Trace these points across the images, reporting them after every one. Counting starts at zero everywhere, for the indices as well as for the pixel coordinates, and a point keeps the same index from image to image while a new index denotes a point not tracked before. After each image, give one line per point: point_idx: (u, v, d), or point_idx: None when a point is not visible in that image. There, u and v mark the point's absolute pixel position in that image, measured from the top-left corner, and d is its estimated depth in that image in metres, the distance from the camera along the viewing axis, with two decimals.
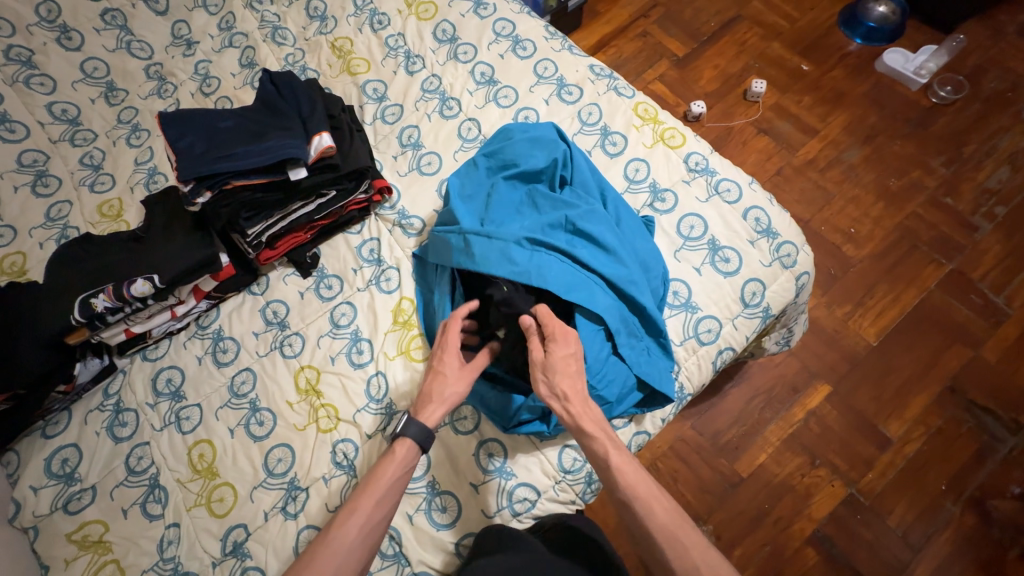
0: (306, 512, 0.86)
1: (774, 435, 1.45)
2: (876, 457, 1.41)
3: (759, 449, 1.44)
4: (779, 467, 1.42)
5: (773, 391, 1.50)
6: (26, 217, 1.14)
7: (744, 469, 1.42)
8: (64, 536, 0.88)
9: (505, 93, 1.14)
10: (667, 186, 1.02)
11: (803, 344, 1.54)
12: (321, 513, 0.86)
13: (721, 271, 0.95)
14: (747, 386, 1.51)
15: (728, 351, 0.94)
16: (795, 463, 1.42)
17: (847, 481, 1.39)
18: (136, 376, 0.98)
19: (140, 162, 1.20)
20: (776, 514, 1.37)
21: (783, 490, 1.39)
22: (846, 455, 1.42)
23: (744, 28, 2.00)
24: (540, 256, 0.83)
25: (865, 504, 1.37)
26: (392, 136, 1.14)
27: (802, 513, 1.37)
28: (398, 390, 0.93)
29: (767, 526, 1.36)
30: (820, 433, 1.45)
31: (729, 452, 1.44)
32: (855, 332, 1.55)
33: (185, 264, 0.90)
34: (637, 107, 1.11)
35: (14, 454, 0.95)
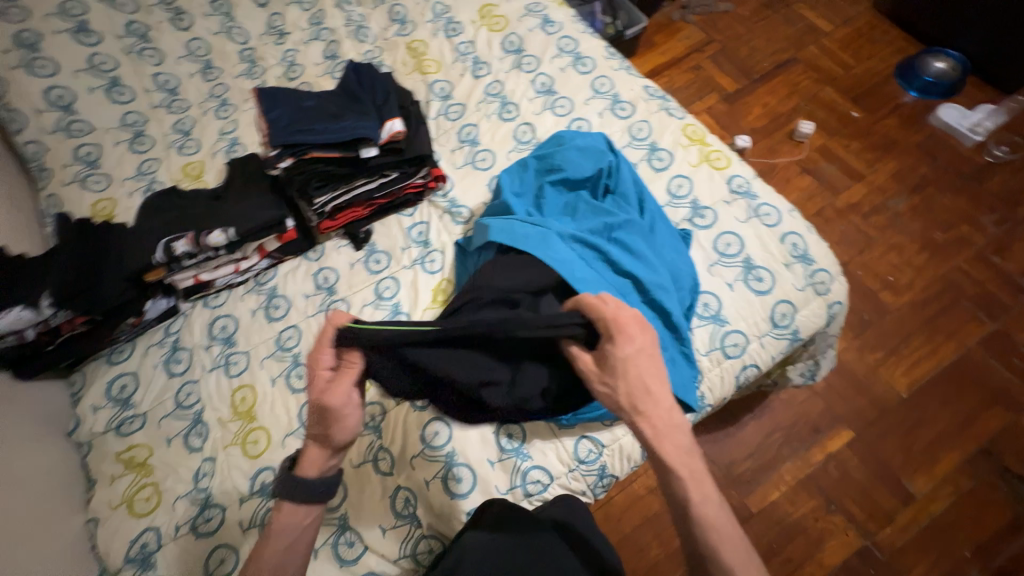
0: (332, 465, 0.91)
1: (790, 473, 1.42)
2: (898, 511, 1.36)
3: (773, 485, 1.41)
4: (792, 507, 1.39)
5: (794, 428, 1.47)
6: (121, 169, 1.27)
7: (755, 504, 1.39)
8: (113, 454, 0.96)
9: (561, 103, 1.22)
10: (708, 205, 1.06)
11: (829, 385, 1.52)
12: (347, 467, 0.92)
13: (753, 289, 0.97)
14: (766, 421, 1.49)
15: (752, 369, 0.95)
16: (810, 505, 1.38)
17: (863, 532, 1.35)
18: (196, 319, 1.07)
19: (225, 132, 1.32)
20: (785, 555, 1.33)
21: (795, 531, 1.36)
22: (865, 504, 1.38)
23: (797, 70, 2.04)
24: (579, 254, 0.87)
25: (881, 558, 1.32)
26: (452, 131, 1.22)
27: (813, 558, 1.33)
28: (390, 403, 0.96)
29: (775, 565, 1.32)
30: (840, 479, 1.41)
31: (741, 484, 1.41)
32: (886, 380, 1.52)
33: (258, 221, 1.00)
34: (686, 128, 1.16)
35: (81, 375, 1.05)
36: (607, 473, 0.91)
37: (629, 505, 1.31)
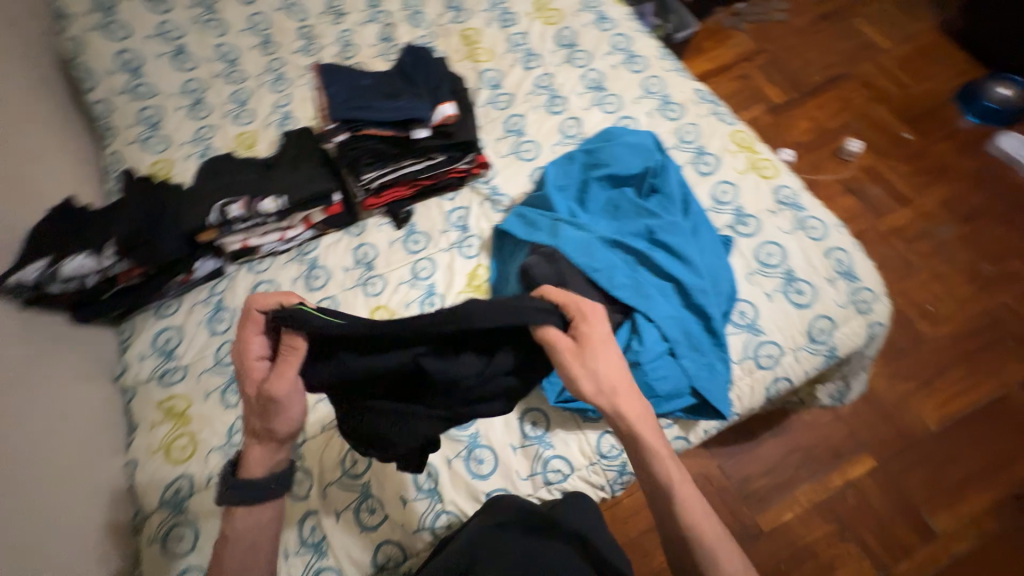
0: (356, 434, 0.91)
1: (805, 496, 1.39)
2: (917, 547, 1.32)
3: (787, 507, 1.38)
4: (804, 530, 1.36)
5: (815, 451, 1.44)
6: (180, 133, 1.33)
7: (766, 524, 1.37)
8: (155, 402, 1.01)
9: (610, 100, 1.22)
10: (752, 212, 1.05)
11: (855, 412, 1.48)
12: None
13: (793, 302, 0.95)
14: (785, 440, 1.46)
15: (783, 382, 0.94)
16: (823, 530, 1.35)
17: (877, 563, 1.31)
18: (239, 282, 1.11)
19: (279, 105, 1.37)
20: None
21: (805, 555, 1.33)
22: (881, 536, 1.34)
23: (849, 87, 1.99)
24: (615, 253, 0.88)
25: None
26: (498, 120, 1.24)
27: None
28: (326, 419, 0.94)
29: None
30: (857, 508, 1.37)
31: (754, 502, 1.39)
32: (915, 411, 1.47)
33: (308, 192, 1.04)
34: (736, 135, 1.15)
35: (129, 326, 1.10)
36: (627, 471, 0.90)
37: (637, 510, 1.30)
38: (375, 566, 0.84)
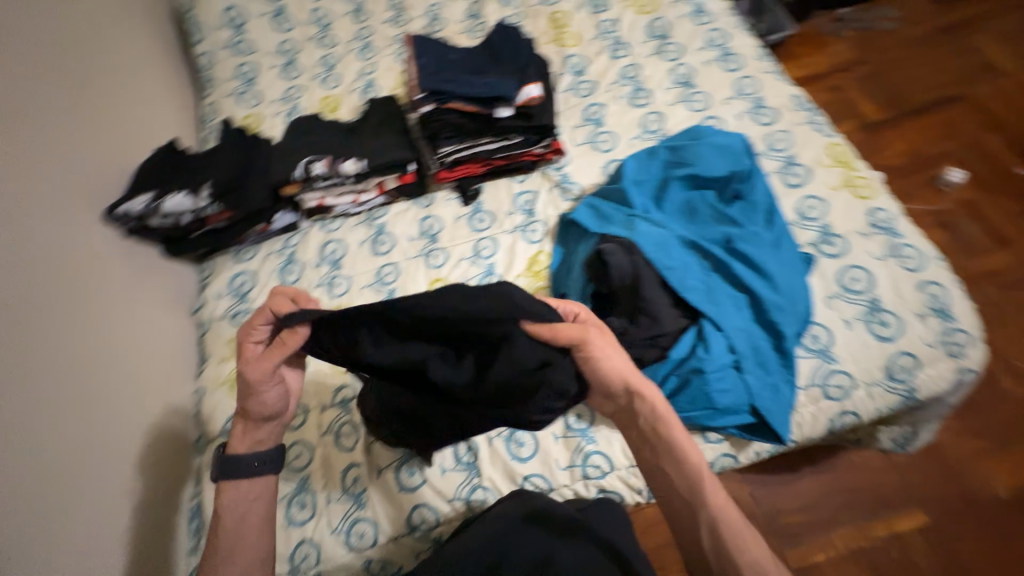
0: None
1: (842, 540, 1.26)
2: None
3: (820, 547, 1.26)
4: None
5: (859, 496, 1.30)
6: (271, 90, 1.40)
7: (794, 560, 1.25)
8: (226, 339, 1.07)
9: (698, 98, 1.17)
10: (841, 232, 0.98)
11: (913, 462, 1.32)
12: None
13: (874, 333, 0.89)
14: (828, 478, 1.32)
15: (850, 416, 0.88)
16: None
17: None
18: (311, 237, 1.16)
19: (364, 72, 1.41)
20: None
21: None
22: None
23: (959, 111, 1.80)
24: (688, 256, 0.85)
25: None
26: (578, 107, 1.21)
27: None
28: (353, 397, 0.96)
29: None
30: (900, 563, 1.22)
31: (785, 536, 1.28)
32: (983, 473, 1.29)
33: (387, 158, 1.07)
34: (832, 148, 1.07)
35: (210, 265, 1.18)
36: None
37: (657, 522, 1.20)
38: (410, 526, 0.85)
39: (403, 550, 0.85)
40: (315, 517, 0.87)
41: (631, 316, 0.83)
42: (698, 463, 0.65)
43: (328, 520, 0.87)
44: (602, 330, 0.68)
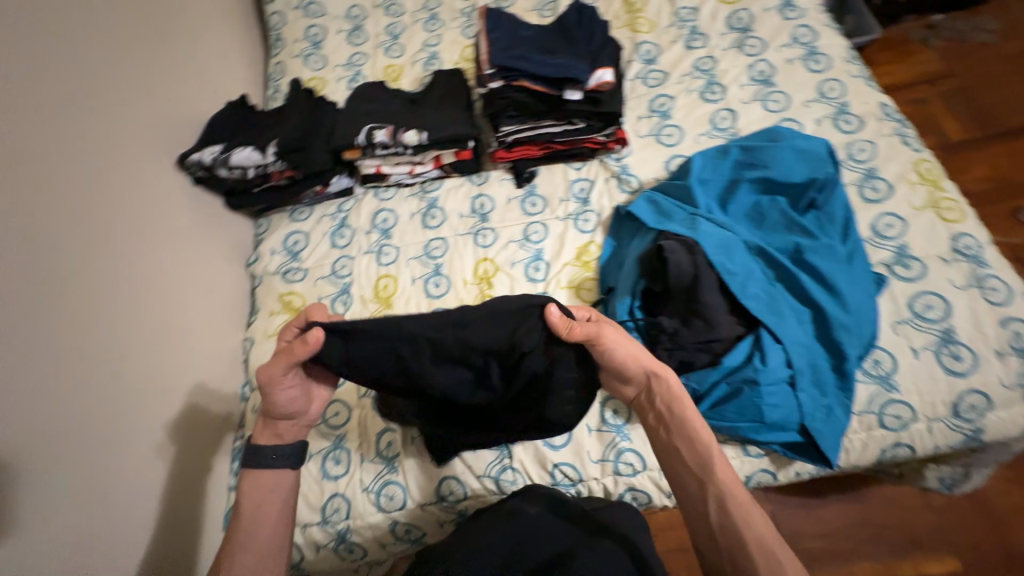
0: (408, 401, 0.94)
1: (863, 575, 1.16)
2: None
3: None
4: None
5: (886, 532, 1.19)
6: (336, 55, 1.41)
7: None
8: (276, 294, 1.11)
9: (776, 98, 1.10)
10: (919, 255, 0.91)
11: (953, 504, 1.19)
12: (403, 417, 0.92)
13: (943, 366, 0.83)
14: (856, 507, 1.22)
15: (904, 450, 0.82)
16: None
17: None
18: (364, 205, 1.17)
19: (428, 44, 1.39)
20: None
21: None
22: None
23: None
24: (751, 263, 0.81)
25: None
26: (645, 97, 1.17)
27: None
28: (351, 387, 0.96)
29: None
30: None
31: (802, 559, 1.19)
32: None
33: (448, 133, 1.06)
34: (919, 163, 0.99)
35: (266, 222, 1.22)
36: None
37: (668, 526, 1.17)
38: (438, 496, 0.87)
39: (427, 518, 0.88)
40: (349, 474, 0.90)
41: (684, 318, 0.81)
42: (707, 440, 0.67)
43: (360, 478, 0.90)
44: (614, 324, 0.71)
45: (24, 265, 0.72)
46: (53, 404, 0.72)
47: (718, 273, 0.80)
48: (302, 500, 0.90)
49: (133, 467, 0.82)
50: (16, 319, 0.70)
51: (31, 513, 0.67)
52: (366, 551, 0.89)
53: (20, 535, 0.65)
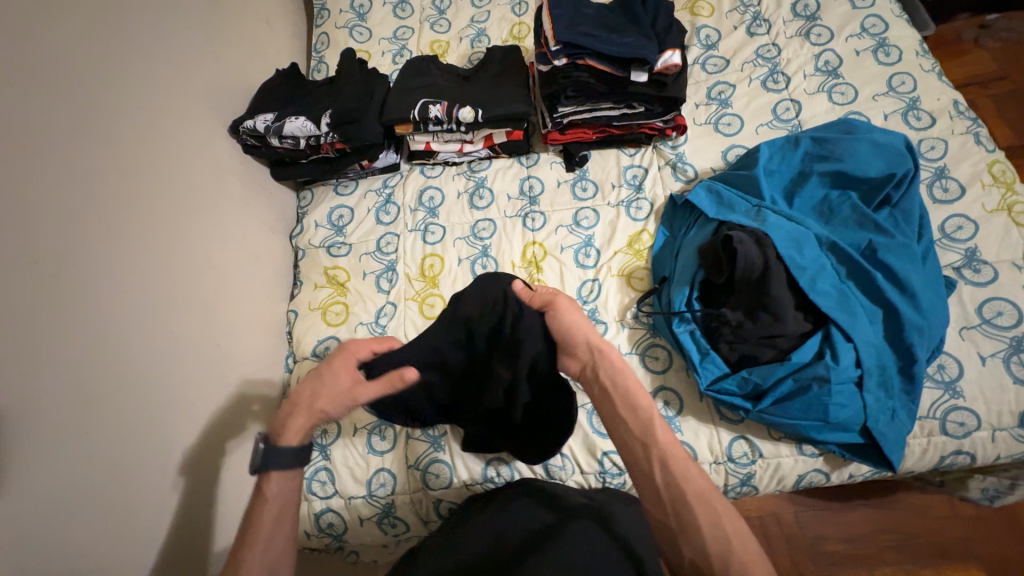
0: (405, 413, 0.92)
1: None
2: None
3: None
4: None
5: (913, 541, 1.12)
6: (381, 28, 1.37)
7: None
8: (321, 268, 1.10)
9: (842, 90, 1.06)
10: (989, 260, 0.88)
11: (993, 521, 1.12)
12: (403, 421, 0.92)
13: (1012, 374, 0.80)
14: (882, 514, 1.15)
15: (964, 457, 0.80)
16: None
17: None
18: (410, 182, 1.15)
19: (476, 20, 1.34)
20: None
21: None
22: None
23: None
24: (822, 258, 0.79)
25: None
26: (704, 84, 1.13)
27: None
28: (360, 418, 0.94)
29: None
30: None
31: (820, 558, 1.13)
32: None
33: (504, 111, 1.03)
34: (994, 165, 0.95)
35: (309, 194, 1.21)
36: (750, 483, 0.83)
37: None
38: (484, 477, 0.87)
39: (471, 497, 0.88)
40: (395, 449, 0.91)
41: (748, 311, 0.80)
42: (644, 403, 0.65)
43: (406, 455, 0.90)
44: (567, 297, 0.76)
45: (86, 218, 0.72)
46: (114, 358, 0.72)
47: (787, 267, 0.78)
48: (347, 473, 0.90)
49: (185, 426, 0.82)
50: (79, 272, 0.70)
51: (91, 463, 0.67)
52: (408, 526, 0.90)
53: (83, 485, 0.66)
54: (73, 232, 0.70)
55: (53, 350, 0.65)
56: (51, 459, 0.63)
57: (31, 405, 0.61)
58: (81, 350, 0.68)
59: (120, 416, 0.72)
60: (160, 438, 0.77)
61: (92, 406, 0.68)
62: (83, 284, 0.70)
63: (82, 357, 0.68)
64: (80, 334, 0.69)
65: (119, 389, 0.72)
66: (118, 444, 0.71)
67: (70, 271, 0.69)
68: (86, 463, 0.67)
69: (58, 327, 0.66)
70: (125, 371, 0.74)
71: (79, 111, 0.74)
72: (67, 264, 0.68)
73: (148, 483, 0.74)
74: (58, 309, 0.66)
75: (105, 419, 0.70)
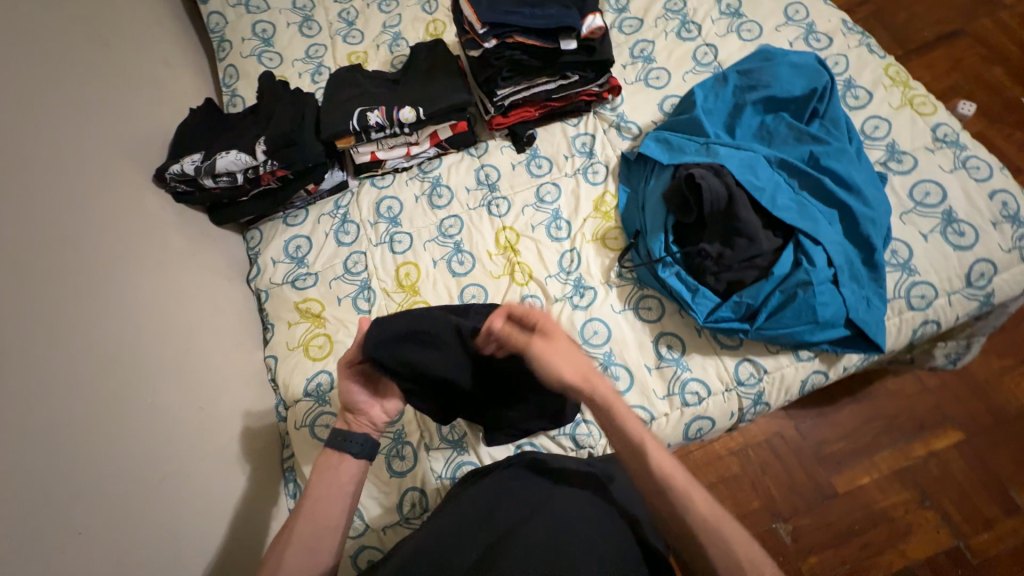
0: (418, 423, 0.89)
1: (884, 462, 1.14)
2: (998, 520, 1.06)
3: (863, 469, 1.14)
4: (882, 499, 1.11)
5: (896, 420, 1.17)
6: (291, 50, 1.29)
7: (841, 484, 1.13)
8: (291, 304, 1.03)
9: (748, 27, 1.14)
10: (907, 149, 0.98)
11: (967, 382, 1.18)
12: (417, 436, 0.89)
13: (951, 243, 0.90)
14: (868, 405, 1.19)
15: (932, 325, 0.89)
16: (901, 495, 1.11)
17: (953, 529, 1.07)
18: (364, 197, 1.11)
19: (388, 25, 1.30)
20: (866, 538, 1.08)
21: (879, 519, 1.10)
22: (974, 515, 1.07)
23: (961, 45, 1.43)
24: (776, 176, 0.85)
25: (972, 563, 1.04)
26: (625, 45, 1.18)
27: (896, 546, 1.07)
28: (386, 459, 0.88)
29: (854, 546, 1.08)
30: (940, 479, 1.11)
31: (829, 460, 1.15)
32: (1012, 391, 1.16)
33: (445, 104, 1.02)
34: (888, 68, 1.06)
35: (257, 232, 1.13)
36: (762, 401, 0.86)
37: (707, 463, 1.17)
38: None
39: None
40: (416, 466, 0.87)
41: (724, 240, 0.84)
42: (637, 428, 0.67)
43: (431, 467, 0.86)
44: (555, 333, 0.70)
45: (31, 297, 0.66)
46: (100, 438, 0.67)
47: (748, 190, 0.83)
48: (373, 502, 0.86)
49: (196, 492, 0.77)
50: (41, 355, 0.64)
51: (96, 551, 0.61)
52: None
53: None
54: (25, 314, 0.64)
55: (35, 441, 0.59)
56: (63, 557, 0.57)
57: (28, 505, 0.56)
58: (66, 436, 0.63)
59: (115, 494, 0.66)
60: (170, 510, 0.72)
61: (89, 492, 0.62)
62: (47, 363, 0.64)
63: (66, 443, 0.63)
64: (58, 419, 0.63)
65: (113, 468, 0.67)
66: (120, 525, 0.65)
67: (29, 354, 0.62)
68: (102, 552, 0.62)
69: (27, 411, 0.60)
70: (108, 447, 0.67)
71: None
72: (27, 347, 0.63)
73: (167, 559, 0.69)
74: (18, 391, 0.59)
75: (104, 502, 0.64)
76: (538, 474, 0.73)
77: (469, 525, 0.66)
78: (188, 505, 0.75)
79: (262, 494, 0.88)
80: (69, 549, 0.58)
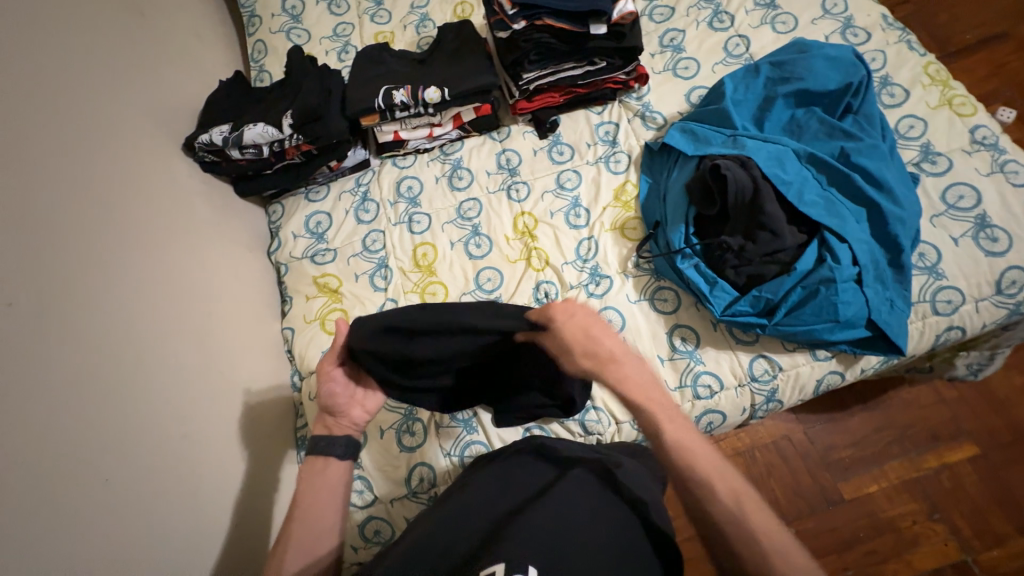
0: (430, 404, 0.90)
1: (895, 472, 1.12)
2: (1009, 537, 1.04)
3: (872, 478, 1.12)
4: (889, 509, 1.10)
5: (909, 431, 1.15)
6: (319, 27, 1.30)
7: (848, 491, 1.12)
8: (310, 278, 1.05)
9: (783, 20, 1.11)
10: (942, 150, 0.95)
11: (986, 397, 1.15)
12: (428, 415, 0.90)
13: (983, 248, 0.87)
14: (881, 413, 1.17)
15: (956, 332, 0.87)
16: (909, 507, 1.09)
17: (962, 544, 1.05)
18: (385, 176, 1.12)
19: (416, 6, 1.30)
20: (870, 546, 1.07)
21: (885, 529, 1.08)
22: (985, 532, 1.05)
23: (1004, 48, 1.38)
24: (803, 171, 0.84)
25: None
26: (654, 34, 1.16)
27: (900, 557, 1.06)
28: (397, 438, 0.89)
29: (858, 554, 1.07)
30: (951, 493, 1.09)
31: (836, 466, 1.14)
32: None
33: (470, 86, 1.02)
34: (928, 66, 1.03)
35: (279, 206, 1.15)
36: (775, 398, 0.86)
37: None
38: None
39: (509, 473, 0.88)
40: (426, 443, 0.88)
41: (746, 233, 0.83)
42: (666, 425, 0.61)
43: (440, 444, 0.88)
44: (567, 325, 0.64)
45: (64, 253, 0.68)
46: (124, 392, 0.69)
47: (773, 184, 0.82)
48: (384, 475, 0.88)
49: (213, 453, 0.80)
50: (73, 309, 0.67)
51: (119, 500, 0.64)
52: None
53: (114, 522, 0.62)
54: (59, 268, 0.67)
55: (64, 389, 0.62)
56: (86, 500, 0.60)
57: (58, 449, 0.59)
58: (93, 386, 0.65)
59: (139, 446, 0.68)
60: (189, 466, 0.75)
61: (114, 444, 0.65)
62: (77, 317, 0.67)
63: (93, 396, 0.65)
64: (88, 371, 0.65)
65: (137, 421, 0.69)
66: (142, 477, 0.67)
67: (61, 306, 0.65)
68: (125, 500, 0.64)
69: (59, 360, 0.62)
70: (132, 402, 0.70)
71: (33, 142, 0.70)
72: (59, 300, 0.65)
73: (183, 514, 0.71)
74: (53, 341, 0.62)
75: (127, 453, 0.66)
76: (543, 459, 0.75)
77: (472, 508, 0.67)
78: (205, 464, 0.78)
79: (274, 461, 0.91)
80: (93, 493, 0.61)
